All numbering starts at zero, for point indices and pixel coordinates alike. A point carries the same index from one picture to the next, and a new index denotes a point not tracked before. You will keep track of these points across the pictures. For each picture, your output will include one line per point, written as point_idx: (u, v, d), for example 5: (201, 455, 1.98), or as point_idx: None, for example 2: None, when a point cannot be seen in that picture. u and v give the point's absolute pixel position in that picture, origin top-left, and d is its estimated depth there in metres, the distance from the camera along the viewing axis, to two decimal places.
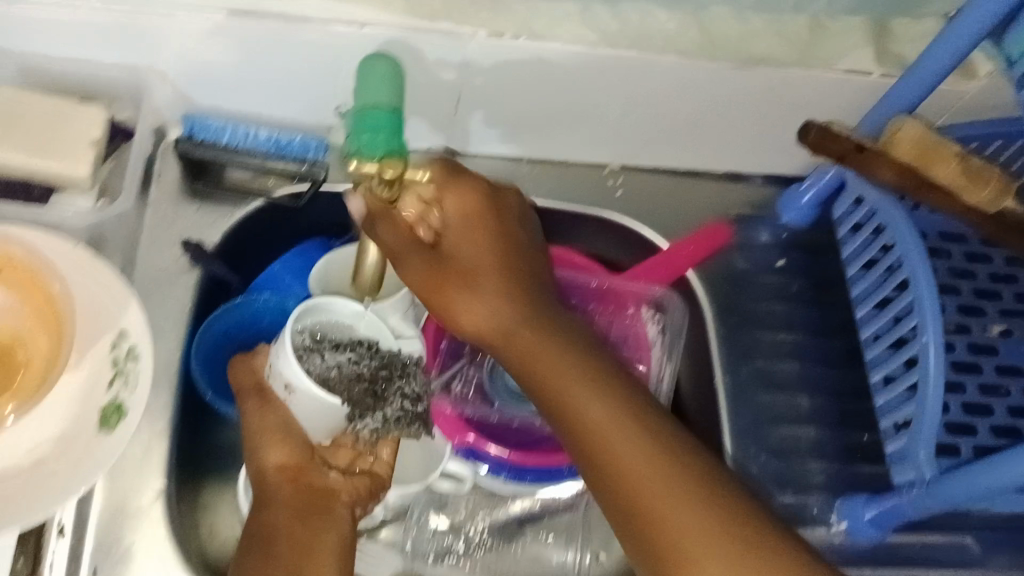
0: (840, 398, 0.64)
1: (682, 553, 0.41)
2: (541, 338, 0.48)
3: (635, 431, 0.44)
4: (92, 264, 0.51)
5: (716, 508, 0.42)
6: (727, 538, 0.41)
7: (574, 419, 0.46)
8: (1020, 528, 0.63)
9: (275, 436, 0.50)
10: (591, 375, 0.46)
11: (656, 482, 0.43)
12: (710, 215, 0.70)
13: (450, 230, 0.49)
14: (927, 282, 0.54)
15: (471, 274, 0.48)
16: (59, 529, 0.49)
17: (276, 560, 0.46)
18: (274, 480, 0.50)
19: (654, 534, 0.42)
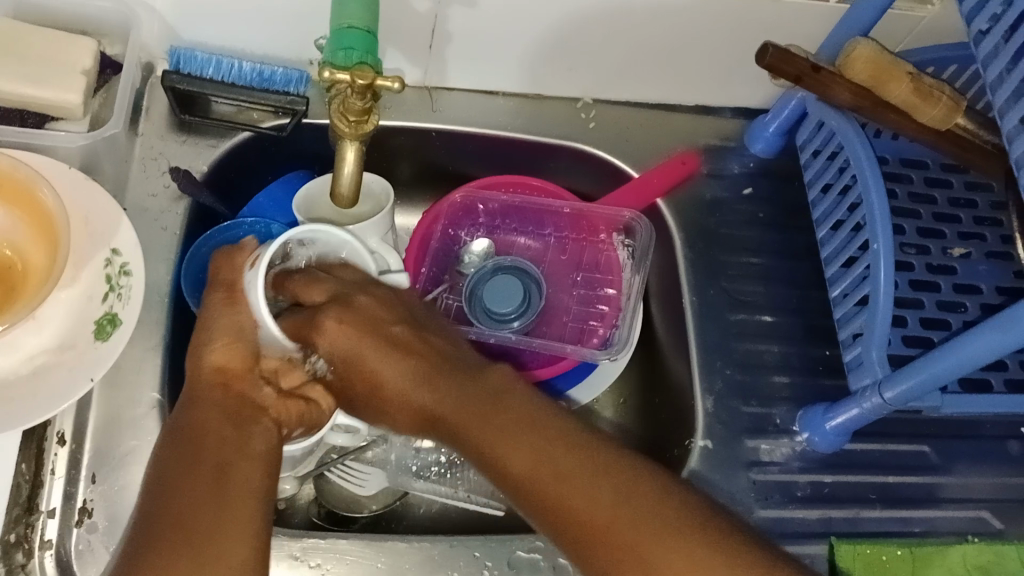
0: (798, 318, 0.68)
1: (549, 501, 0.44)
2: (424, 390, 0.52)
3: (501, 420, 0.48)
4: (87, 185, 0.55)
5: (565, 452, 0.45)
6: (579, 476, 0.44)
7: (455, 421, 0.50)
8: (977, 437, 0.66)
9: (223, 341, 0.51)
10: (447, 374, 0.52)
11: (528, 455, 0.46)
12: (682, 145, 0.72)
13: (339, 353, 0.54)
14: (877, 193, 0.56)
15: (369, 373, 0.54)
16: (59, 436, 0.53)
17: (201, 457, 0.45)
18: (209, 381, 0.51)
19: (542, 500, 0.45)
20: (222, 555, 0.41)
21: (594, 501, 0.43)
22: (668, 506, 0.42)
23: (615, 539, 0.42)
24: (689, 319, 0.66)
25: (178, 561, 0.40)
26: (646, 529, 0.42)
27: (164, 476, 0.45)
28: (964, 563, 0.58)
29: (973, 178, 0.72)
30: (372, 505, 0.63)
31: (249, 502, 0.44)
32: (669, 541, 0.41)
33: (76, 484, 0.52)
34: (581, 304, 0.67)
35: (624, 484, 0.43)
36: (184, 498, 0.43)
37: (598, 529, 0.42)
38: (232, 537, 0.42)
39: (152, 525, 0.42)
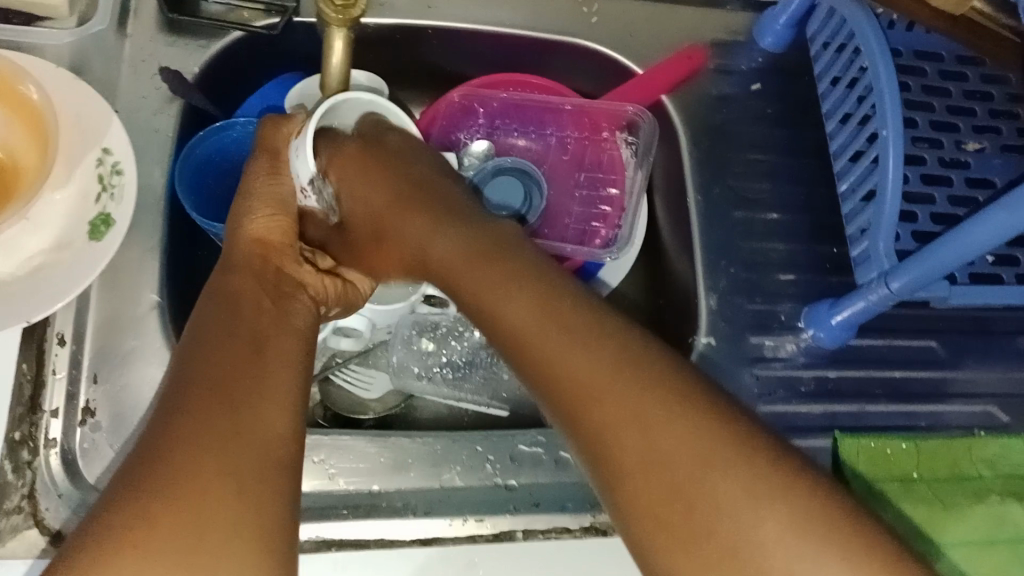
0: (805, 215, 0.67)
1: (556, 372, 0.43)
2: (432, 232, 0.53)
3: (516, 276, 0.48)
4: (75, 84, 0.55)
5: (576, 330, 0.44)
6: (588, 354, 0.43)
7: (460, 268, 0.51)
8: (987, 333, 0.65)
9: (267, 211, 0.54)
10: (460, 231, 0.52)
11: (527, 316, 0.46)
12: (688, 39, 0.70)
13: (350, 195, 0.58)
14: (888, 77, 0.54)
15: (382, 223, 0.57)
16: (59, 337, 0.53)
17: (242, 317, 0.47)
18: (247, 248, 0.52)
19: (535, 365, 0.45)
20: (252, 414, 0.41)
21: (595, 385, 0.42)
22: (656, 378, 0.41)
23: (609, 422, 0.41)
24: (694, 218, 0.65)
25: (220, 422, 0.40)
26: (629, 400, 0.41)
27: (200, 342, 0.44)
28: (971, 456, 0.58)
29: (990, 71, 0.70)
30: (377, 408, 0.63)
31: (284, 375, 0.45)
32: (673, 423, 0.40)
33: (78, 385, 0.52)
34: (583, 206, 0.66)
35: (633, 374, 0.42)
36: (228, 361, 0.43)
37: (597, 414, 0.41)
38: (267, 403, 0.42)
39: (190, 383, 0.41)
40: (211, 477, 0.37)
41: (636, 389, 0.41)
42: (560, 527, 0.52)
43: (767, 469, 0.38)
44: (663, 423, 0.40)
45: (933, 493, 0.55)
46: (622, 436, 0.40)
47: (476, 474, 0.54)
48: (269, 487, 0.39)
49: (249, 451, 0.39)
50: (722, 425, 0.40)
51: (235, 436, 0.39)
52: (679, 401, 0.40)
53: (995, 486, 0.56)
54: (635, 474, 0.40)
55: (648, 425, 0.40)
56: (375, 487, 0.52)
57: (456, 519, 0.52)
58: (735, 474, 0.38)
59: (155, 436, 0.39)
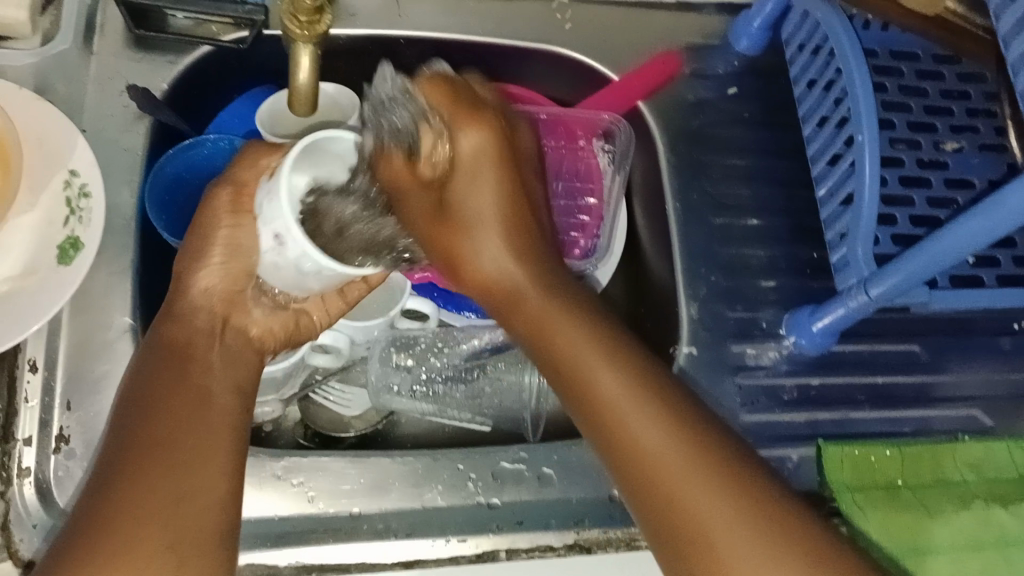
0: (784, 219, 0.66)
1: (603, 397, 0.46)
2: (495, 241, 0.53)
3: (616, 358, 0.47)
4: (38, 104, 0.55)
5: (624, 367, 0.47)
6: (638, 392, 0.45)
7: (572, 358, 0.48)
8: (969, 335, 0.65)
9: (222, 261, 0.52)
10: (519, 221, 0.53)
11: (667, 443, 0.44)
12: (664, 44, 0.69)
13: (461, 166, 0.52)
14: (861, 80, 0.54)
15: (460, 219, 0.53)
16: (31, 363, 0.52)
17: (185, 378, 0.46)
18: (194, 299, 0.52)
19: (576, 389, 0.47)
20: (193, 481, 0.41)
21: (629, 417, 0.45)
22: (742, 474, 0.43)
23: (658, 476, 0.43)
24: (672, 225, 0.65)
25: (163, 491, 0.40)
26: (770, 565, 0.40)
27: (146, 399, 0.45)
28: (956, 461, 0.58)
29: (966, 69, 0.69)
30: (357, 424, 0.63)
31: (221, 438, 0.44)
32: (728, 503, 0.41)
33: (51, 413, 0.51)
34: (562, 215, 0.65)
35: (698, 432, 0.44)
36: (170, 424, 0.44)
37: (649, 463, 0.43)
38: (207, 466, 0.43)
39: (128, 449, 0.42)
40: (156, 552, 0.38)
41: (686, 438, 0.44)
42: (544, 545, 0.52)
43: (815, 571, 0.40)
44: (725, 508, 0.41)
45: (918, 500, 0.55)
46: (677, 499, 0.42)
47: (458, 492, 0.53)
48: (212, 556, 0.39)
49: (189, 529, 0.40)
50: (792, 536, 0.41)
51: (180, 504, 0.40)
52: (752, 489, 0.42)
53: (980, 491, 0.56)
54: (682, 525, 0.41)
55: (704, 498, 0.42)
56: (355, 509, 0.52)
57: (438, 539, 0.51)
58: (770, 563, 0.40)
59: (95, 502, 0.39)
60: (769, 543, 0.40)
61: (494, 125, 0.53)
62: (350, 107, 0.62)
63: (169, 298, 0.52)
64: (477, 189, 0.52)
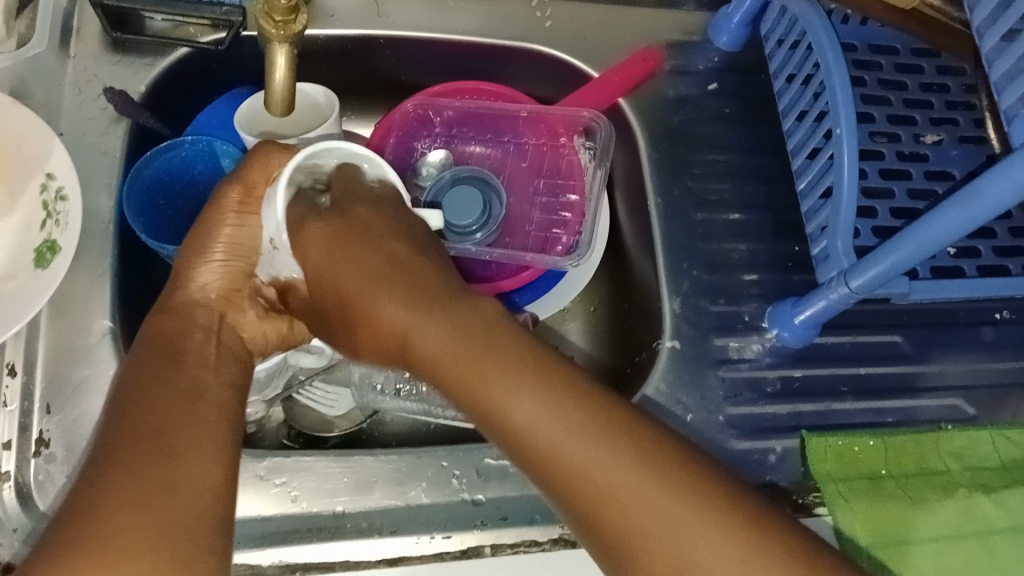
0: (766, 213, 0.67)
1: (476, 387, 0.44)
2: (393, 303, 0.50)
3: (480, 343, 0.45)
4: (14, 108, 0.54)
5: (489, 350, 0.45)
6: (505, 366, 0.44)
7: (444, 355, 0.46)
8: (951, 325, 0.65)
9: (223, 257, 0.52)
10: (383, 255, 0.52)
11: (541, 418, 0.41)
12: (643, 40, 0.69)
13: (320, 264, 0.52)
14: (838, 74, 0.54)
15: (351, 303, 0.52)
16: (10, 367, 0.51)
17: (180, 365, 0.46)
18: (192, 295, 0.51)
19: (456, 384, 0.45)
20: (185, 471, 0.40)
21: (502, 398, 0.43)
22: (618, 422, 0.41)
23: (547, 455, 0.41)
24: (654, 221, 0.65)
25: (154, 481, 0.39)
26: (662, 508, 0.38)
27: (137, 388, 0.44)
28: (939, 450, 0.58)
29: (946, 62, 0.70)
30: (342, 424, 0.62)
31: (214, 427, 0.43)
32: (614, 460, 0.40)
33: (31, 416, 0.51)
34: (543, 212, 0.65)
35: (572, 387, 0.42)
36: (166, 412, 0.43)
37: (538, 448, 0.41)
38: (201, 457, 0.41)
39: (118, 437, 0.41)
40: (143, 542, 0.36)
41: (561, 402, 0.42)
42: (529, 540, 0.52)
43: (706, 506, 0.38)
44: (615, 461, 0.40)
45: (901, 489, 0.55)
46: (569, 472, 0.40)
47: (442, 490, 0.52)
48: (201, 545, 0.38)
49: (178, 516, 0.38)
50: (677, 472, 0.39)
51: (166, 490, 0.39)
52: (632, 435, 0.41)
53: (963, 479, 0.56)
54: (583, 495, 0.40)
55: (592, 463, 0.40)
56: (339, 508, 0.51)
57: (423, 536, 0.51)
58: (673, 505, 0.38)
59: (85, 490, 0.38)
60: (658, 484, 0.39)
61: (360, 215, 0.53)
62: (329, 107, 0.62)
63: (165, 294, 0.51)
64: (357, 274, 0.52)
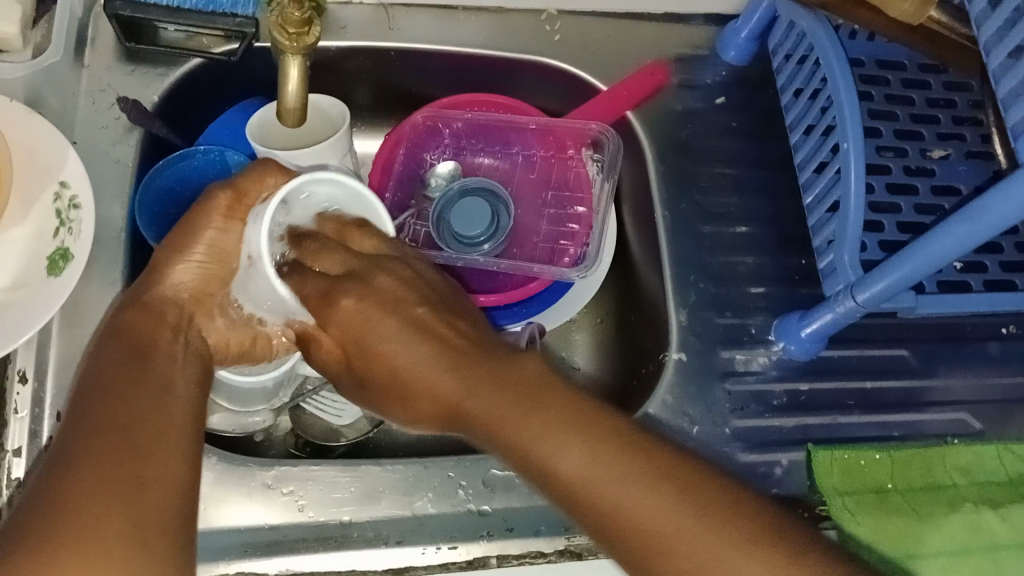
0: (772, 226, 0.67)
1: (521, 439, 0.44)
2: (432, 368, 0.49)
3: (521, 397, 0.45)
4: (28, 119, 0.55)
5: (530, 402, 0.44)
6: (549, 418, 0.43)
7: (486, 408, 0.46)
8: (958, 340, 0.65)
9: (202, 259, 0.53)
10: (410, 319, 0.51)
11: (588, 466, 0.41)
12: (651, 54, 0.70)
13: (345, 329, 0.52)
14: (846, 89, 0.54)
15: (389, 368, 0.50)
16: (21, 374, 0.52)
17: (148, 363, 0.46)
18: (166, 294, 0.52)
19: (501, 437, 0.45)
20: (150, 463, 0.41)
21: (547, 450, 0.43)
22: (661, 464, 0.41)
23: (595, 505, 0.41)
24: (661, 233, 0.65)
25: (122, 472, 0.40)
26: (716, 553, 0.37)
27: (107, 379, 0.44)
28: (945, 465, 0.58)
29: (953, 78, 0.70)
30: (349, 433, 0.62)
31: (177, 420, 0.44)
32: (664, 506, 0.39)
33: (41, 423, 0.51)
34: (551, 224, 0.66)
35: (618, 435, 0.42)
36: (132, 404, 0.43)
37: (586, 498, 0.41)
38: (166, 450, 0.42)
39: (87, 428, 0.41)
40: (113, 531, 0.37)
41: (605, 452, 0.41)
42: (534, 552, 0.52)
43: (769, 542, 0.37)
44: (670, 503, 0.39)
45: (907, 504, 0.55)
46: (620, 521, 0.40)
47: (448, 500, 0.53)
48: (169, 535, 0.39)
49: (146, 513, 0.39)
50: (730, 512, 0.39)
51: (134, 485, 0.39)
52: (683, 480, 0.40)
53: (969, 495, 0.56)
54: (633, 537, 0.39)
55: (641, 509, 0.39)
56: (346, 517, 0.52)
57: (428, 547, 0.51)
58: (727, 546, 0.37)
59: (53, 481, 0.39)
60: (711, 526, 0.38)
61: (385, 278, 0.53)
62: (340, 119, 0.62)
63: (138, 288, 0.52)
64: (389, 330, 0.51)
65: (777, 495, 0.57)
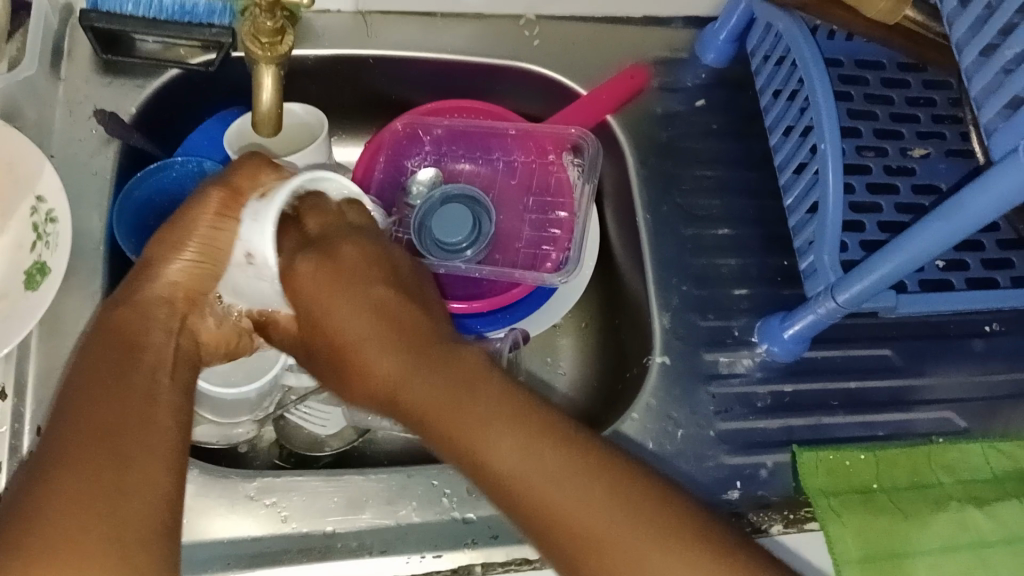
0: (755, 228, 0.67)
1: (461, 427, 0.46)
2: (373, 345, 0.52)
3: (456, 392, 0.48)
4: (3, 132, 0.54)
5: (471, 396, 0.47)
6: (494, 410, 0.46)
7: (426, 396, 0.48)
8: (941, 339, 0.65)
9: (194, 258, 0.52)
10: (359, 291, 0.54)
11: (524, 463, 0.44)
12: (632, 57, 0.70)
13: (312, 302, 0.54)
14: (823, 90, 0.54)
15: (334, 336, 0.53)
16: (0, 389, 0.51)
17: (135, 366, 0.46)
18: (157, 293, 0.51)
19: (438, 422, 0.47)
20: (136, 471, 0.41)
21: (485, 441, 0.45)
22: (589, 464, 0.44)
23: (527, 498, 0.44)
24: (644, 236, 0.65)
25: (103, 485, 0.39)
26: (642, 559, 0.41)
27: (89, 380, 0.44)
28: (931, 464, 0.58)
29: (931, 77, 0.70)
30: (334, 443, 0.63)
31: (165, 427, 0.44)
32: (594, 505, 0.42)
33: (20, 438, 0.50)
34: (533, 228, 0.66)
35: (552, 434, 0.45)
36: (119, 411, 0.43)
37: (520, 492, 0.44)
38: (150, 459, 0.42)
39: (73, 431, 0.41)
40: (90, 543, 0.37)
41: (541, 449, 0.44)
42: (520, 558, 0.51)
43: (661, 531, 0.41)
44: (586, 503, 0.43)
45: (893, 503, 0.55)
46: (549, 514, 0.43)
47: (432, 508, 0.53)
48: (152, 544, 0.39)
49: (128, 523, 0.39)
50: (657, 515, 0.42)
51: (117, 496, 0.39)
52: (612, 480, 0.43)
53: (955, 493, 0.56)
54: (565, 539, 0.42)
55: (573, 511, 0.42)
56: (329, 527, 0.51)
57: (413, 555, 0.50)
58: (651, 552, 0.41)
59: (33, 487, 0.39)
60: (640, 533, 0.41)
61: (351, 246, 0.55)
62: (318, 127, 0.62)
63: (131, 284, 0.51)
64: (341, 303, 0.53)
65: (762, 497, 0.57)
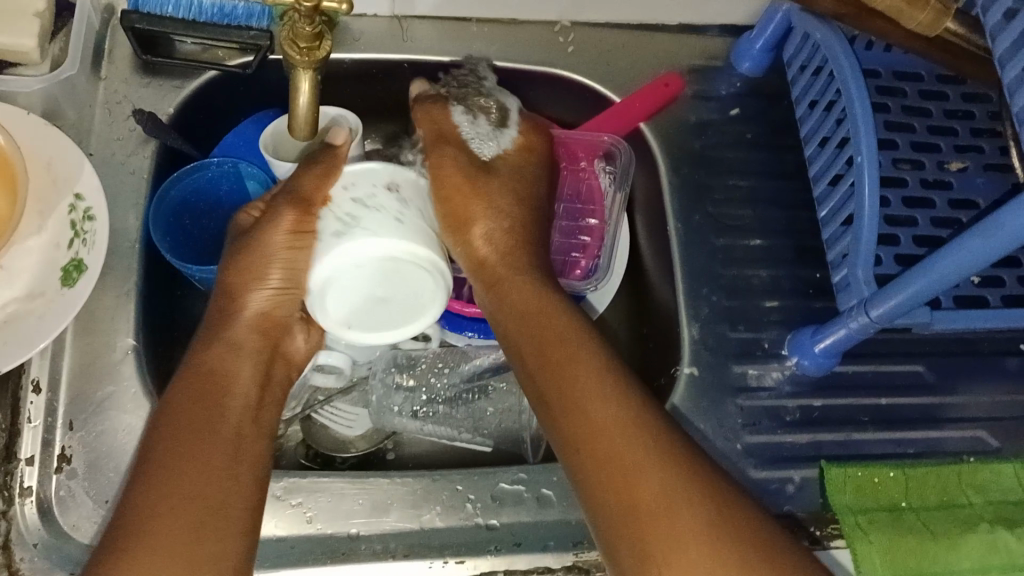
0: (787, 240, 0.66)
1: (566, 360, 0.49)
2: (490, 216, 0.57)
3: (571, 337, 0.50)
4: (47, 130, 0.56)
5: (584, 344, 0.49)
6: (598, 360, 0.48)
7: (538, 325, 0.52)
8: (974, 356, 0.64)
9: (279, 285, 0.53)
10: (495, 189, 0.58)
11: (599, 402, 0.46)
12: (666, 65, 0.70)
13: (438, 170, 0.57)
14: (860, 102, 0.54)
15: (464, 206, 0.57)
16: (35, 384, 0.53)
17: (220, 398, 0.48)
18: (248, 321, 0.53)
19: (541, 353, 0.50)
20: (224, 491, 0.44)
21: (583, 374, 0.48)
22: (661, 434, 0.44)
23: (594, 431, 0.45)
24: (674, 245, 0.65)
25: (192, 505, 0.43)
26: (683, 523, 0.40)
27: (176, 412, 0.47)
28: (962, 483, 0.57)
29: (970, 89, 0.69)
30: (359, 444, 0.63)
31: (249, 444, 0.48)
32: (652, 461, 0.43)
33: (54, 433, 0.52)
34: (564, 235, 0.66)
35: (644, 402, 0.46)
36: (203, 437, 0.46)
37: (591, 424, 0.45)
38: (234, 479, 0.45)
39: (155, 455, 0.45)
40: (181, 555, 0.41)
41: (628, 403, 0.46)
42: (542, 567, 0.51)
43: (707, 505, 0.41)
44: (650, 456, 0.43)
45: (921, 522, 0.54)
46: (607, 449, 0.44)
47: (456, 514, 0.53)
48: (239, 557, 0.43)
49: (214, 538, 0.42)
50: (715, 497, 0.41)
51: (211, 510, 0.43)
52: (684, 456, 0.43)
53: (985, 513, 0.55)
54: (616, 479, 0.43)
55: (637, 456, 0.43)
56: (353, 530, 0.52)
57: (436, 560, 0.51)
58: (694, 523, 0.40)
59: (133, 504, 0.42)
60: (689, 499, 0.41)
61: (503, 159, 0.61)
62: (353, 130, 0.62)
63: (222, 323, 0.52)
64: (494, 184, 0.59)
65: (788, 512, 0.57)
